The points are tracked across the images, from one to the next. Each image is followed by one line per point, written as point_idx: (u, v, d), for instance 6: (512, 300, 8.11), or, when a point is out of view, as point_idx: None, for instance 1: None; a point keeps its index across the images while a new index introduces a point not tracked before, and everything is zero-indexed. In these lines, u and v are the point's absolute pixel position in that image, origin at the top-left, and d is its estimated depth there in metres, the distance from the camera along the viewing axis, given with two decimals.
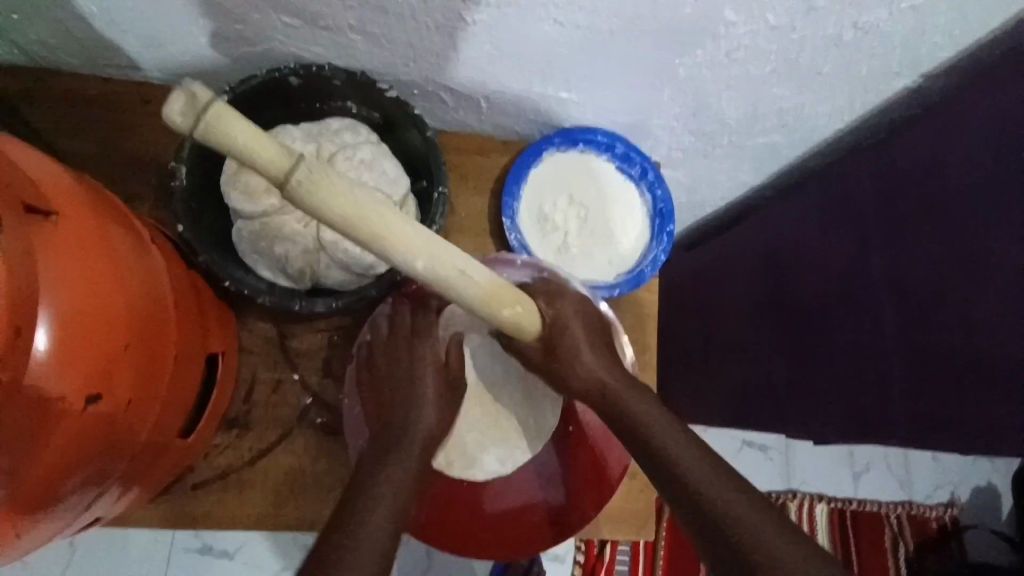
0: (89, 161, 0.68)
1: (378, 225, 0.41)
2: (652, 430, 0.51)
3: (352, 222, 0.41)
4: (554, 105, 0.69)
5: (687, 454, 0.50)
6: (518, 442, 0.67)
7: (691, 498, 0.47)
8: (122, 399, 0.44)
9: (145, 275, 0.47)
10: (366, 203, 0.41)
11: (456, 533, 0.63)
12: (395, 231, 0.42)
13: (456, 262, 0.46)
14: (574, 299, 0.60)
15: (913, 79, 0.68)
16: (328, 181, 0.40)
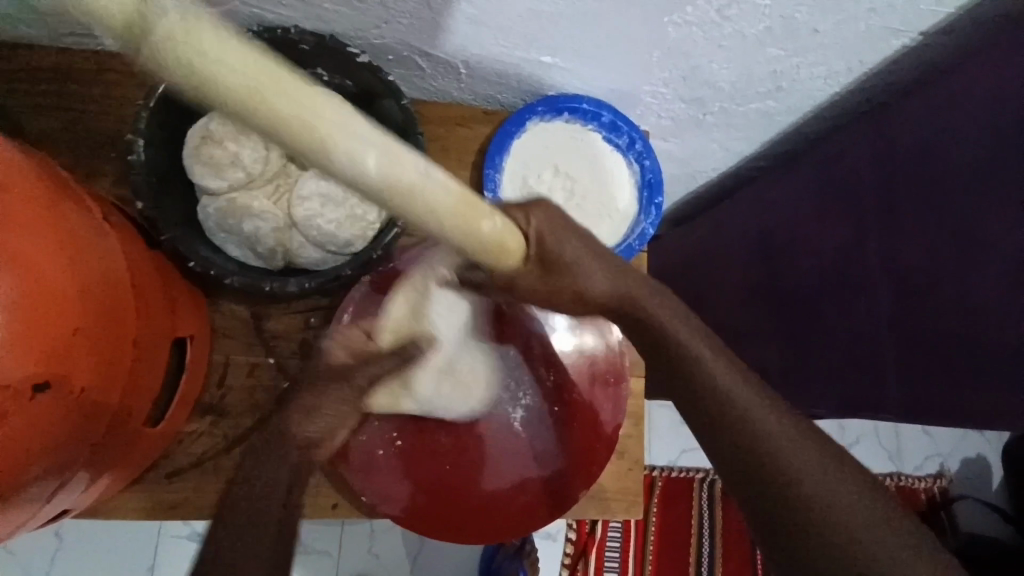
0: (47, 137, 0.64)
1: (285, 95, 0.29)
2: (718, 384, 0.46)
3: (245, 93, 0.29)
4: (538, 70, 0.66)
5: (759, 410, 0.45)
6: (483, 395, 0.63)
7: (751, 460, 0.44)
8: (77, 387, 0.41)
9: (100, 256, 0.44)
10: (271, 67, 0.29)
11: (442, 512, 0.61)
12: (302, 107, 0.30)
13: (416, 161, 0.33)
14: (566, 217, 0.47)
15: (912, 38, 0.64)
16: (208, 35, 0.28)
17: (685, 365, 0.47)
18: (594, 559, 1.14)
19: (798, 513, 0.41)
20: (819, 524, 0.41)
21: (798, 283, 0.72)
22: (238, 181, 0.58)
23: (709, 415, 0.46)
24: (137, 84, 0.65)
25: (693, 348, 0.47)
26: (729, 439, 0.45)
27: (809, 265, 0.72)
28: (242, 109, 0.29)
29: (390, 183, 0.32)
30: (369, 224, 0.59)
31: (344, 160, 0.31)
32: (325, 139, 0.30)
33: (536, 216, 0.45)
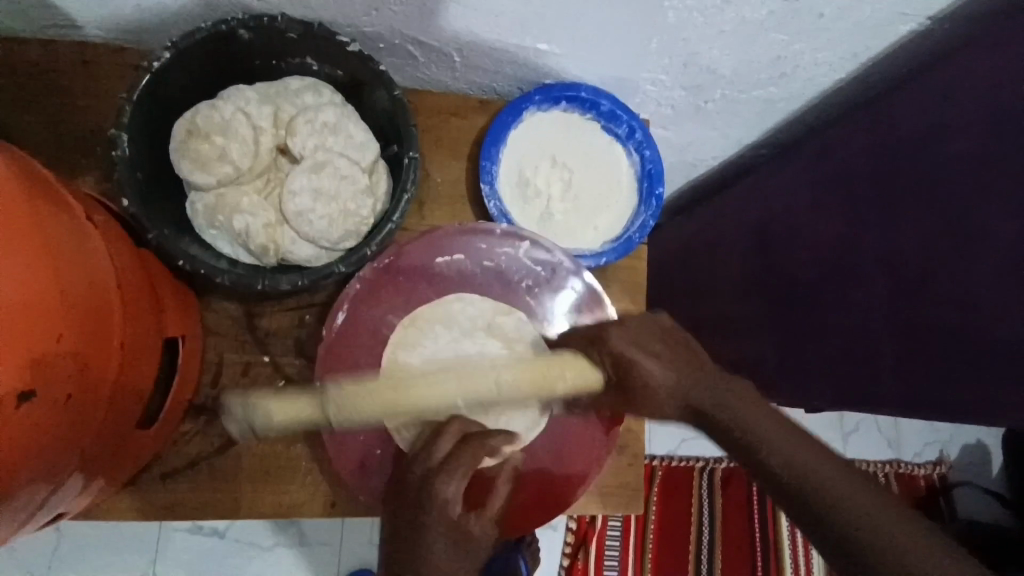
0: (29, 132, 0.62)
1: (411, 393, 0.48)
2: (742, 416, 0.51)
3: (389, 408, 0.48)
4: (534, 58, 0.64)
5: (799, 448, 0.49)
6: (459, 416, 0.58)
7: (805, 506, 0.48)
8: (62, 394, 0.40)
9: (81, 258, 0.42)
10: (382, 391, 0.48)
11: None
12: (416, 392, 0.48)
13: (487, 374, 0.50)
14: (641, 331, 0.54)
15: (920, 23, 0.62)
16: (352, 395, 0.48)
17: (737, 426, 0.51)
18: (594, 548, 1.14)
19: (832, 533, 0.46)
20: (879, 552, 0.44)
21: (800, 276, 0.71)
22: (226, 177, 0.56)
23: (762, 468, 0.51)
24: (119, 75, 0.63)
25: (715, 386, 0.53)
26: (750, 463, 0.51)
27: (811, 256, 0.70)
28: (394, 413, 0.48)
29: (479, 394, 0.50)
30: (362, 219, 0.58)
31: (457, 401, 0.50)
32: (443, 405, 0.49)
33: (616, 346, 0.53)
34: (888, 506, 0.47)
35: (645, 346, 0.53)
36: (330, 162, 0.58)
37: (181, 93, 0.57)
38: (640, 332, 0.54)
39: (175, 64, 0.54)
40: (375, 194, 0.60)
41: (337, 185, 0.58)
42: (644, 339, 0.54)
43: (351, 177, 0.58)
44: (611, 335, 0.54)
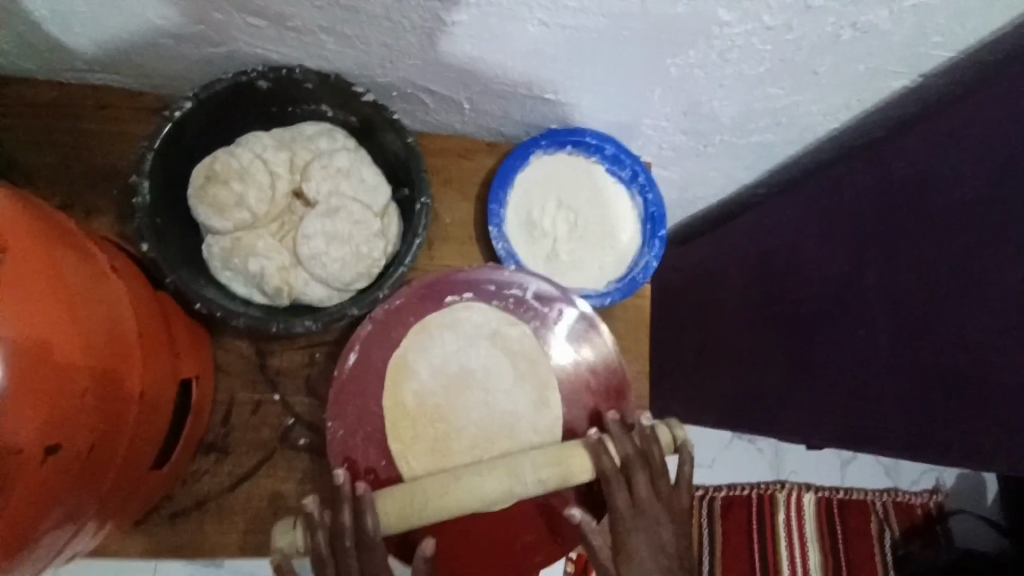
0: (49, 174, 0.64)
1: (427, 411, 0.60)
2: None
3: (396, 413, 0.60)
4: (541, 105, 0.66)
5: None
6: (462, 424, 0.59)
7: None
8: (83, 445, 0.41)
9: (108, 308, 0.44)
10: (404, 404, 0.60)
11: (445, 554, 0.60)
12: (434, 403, 0.60)
13: (487, 403, 0.60)
14: (654, 530, 0.53)
15: (912, 79, 0.66)
16: (396, 386, 0.61)
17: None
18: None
19: None
20: None
21: (799, 313, 0.73)
22: (243, 222, 0.58)
23: None
24: (140, 120, 0.65)
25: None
26: None
27: (810, 296, 0.72)
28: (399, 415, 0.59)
29: (483, 427, 0.59)
30: (374, 261, 0.60)
31: (459, 420, 0.59)
32: (447, 423, 0.59)
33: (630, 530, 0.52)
34: None
35: (653, 554, 0.52)
36: (343, 206, 0.60)
37: (199, 138, 0.58)
38: (654, 550, 0.52)
39: (196, 112, 0.56)
40: (386, 237, 0.61)
41: (349, 229, 0.59)
42: (664, 558, 0.52)
43: (364, 221, 0.60)
44: (630, 538, 0.52)
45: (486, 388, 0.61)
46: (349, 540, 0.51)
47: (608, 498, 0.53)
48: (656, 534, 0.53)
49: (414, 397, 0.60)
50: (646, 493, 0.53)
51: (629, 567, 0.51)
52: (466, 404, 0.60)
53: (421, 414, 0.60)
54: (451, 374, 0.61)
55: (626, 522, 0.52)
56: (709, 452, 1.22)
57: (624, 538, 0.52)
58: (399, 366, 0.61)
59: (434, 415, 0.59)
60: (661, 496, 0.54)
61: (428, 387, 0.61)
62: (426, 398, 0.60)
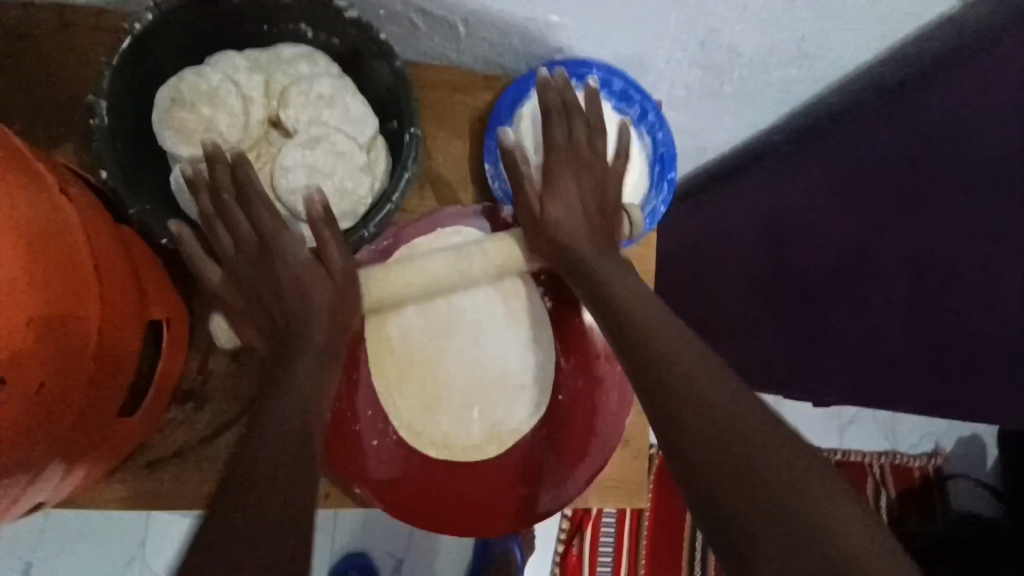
0: (1, 100, 0.58)
1: (408, 347, 0.60)
2: (634, 311, 0.47)
3: (378, 341, 0.60)
4: (543, 31, 0.60)
5: (688, 360, 0.43)
6: (443, 358, 0.61)
7: (638, 358, 0.45)
8: (34, 382, 0.37)
9: (58, 239, 0.39)
10: (378, 318, 0.59)
11: (446, 519, 0.59)
12: (412, 326, 0.60)
13: (466, 337, 0.61)
14: (585, 158, 0.55)
15: (954, 4, 0.59)
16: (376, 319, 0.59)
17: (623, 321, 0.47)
18: (589, 537, 1.12)
19: (695, 450, 0.40)
20: (721, 452, 0.39)
21: (814, 265, 0.68)
22: None
23: (592, 289, 0.51)
24: (98, 40, 0.59)
25: (620, 303, 0.48)
26: (620, 338, 0.47)
27: (825, 249, 0.68)
28: (380, 345, 0.60)
29: (469, 365, 0.61)
30: (359, 198, 0.55)
31: (443, 356, 0.61)
32: (427, 355, 0.61)
33: (553, 189, 0.54)
34: (763, 427, 0.40)
35: (579, 184, 0.55)
36: (325, 137, 0.54)
37: (164, 59, 0.53)
38: (578, 204, 0.54)
39: (158, 26, 0.50)
40: (373, 172, 0.56)
41: (332, 162, 0.54)
42: (588, 199, 0.55)
43: (347, 154, 0.55)
44: (555, 164, 0.54)
45: (472, 330, 0.61)
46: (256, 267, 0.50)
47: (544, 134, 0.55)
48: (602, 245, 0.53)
49: (394, 326, 0.60)
50: (583, 138, 0.55)
51: (553, 193, 0.54)
52: (451, 342, 0.61)
53: (405, 355, 0.60)
54: (439, 303, 0.60)
55: (559, 163, 0.55)
56: None
57: (561, 198, 0.54)
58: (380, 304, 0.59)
59: (418, 356, 0.61)
60: (583, 151, 0.55)
61: (407, 322, 0.60)
62: (411, 334, 0.60)
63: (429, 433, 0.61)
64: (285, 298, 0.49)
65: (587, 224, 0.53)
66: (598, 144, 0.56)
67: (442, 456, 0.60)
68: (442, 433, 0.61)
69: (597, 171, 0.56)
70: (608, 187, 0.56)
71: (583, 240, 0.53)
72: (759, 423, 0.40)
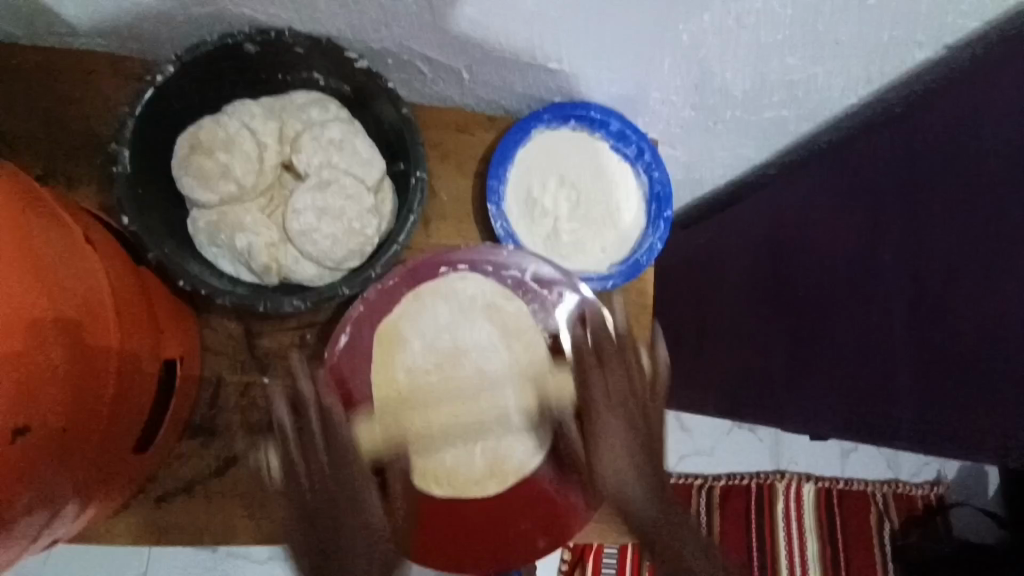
0: (26, 144, 0.61)
1: (413, 388, 0.60)
2: (682, 549, 0.53)
3: (385, 386, 0.60)
4: (544, 76, 0.63)
5: (693, 543, 0.54)
6: (448, 398, 0.60)
7: (644, 531, 0.55)
8: (56, 426, 0.38)
9: (82, 284, 0.41)
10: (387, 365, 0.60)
11: (451, 551, 0.59)
12: (419, 371, 0.60)
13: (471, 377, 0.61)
14: (620, 376, 0.60)
15: (937, 51, 0.62)
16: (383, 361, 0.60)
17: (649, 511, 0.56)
18: (592, 565, 1.12)
19: None
20: None
21: (809, 298, 0.70)
22: (230, 195, 0.55)
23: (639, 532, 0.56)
24: (120, 86, 0.61)
25: (655, 535, 0.55)
26: (659, 535, 0.54)
27: (819, 283, 0.69)
28: (385, 388, 0.60)
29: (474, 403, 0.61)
30: (367, 238, 0.57)
31: (448, 398, 0.60)
32: (433, 396, 0.60)
33: (590, 392, 0.59)
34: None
35: (622, 440, 0.57)
36: (335, 180, 0.57)
37: (183, 106, 0.55)
38: (615, 392, 0.59)
39: (179, 77, 0.53)
40: (380, 213, 0.58)
41: (342, 204, 0.56)
42: (633, 421, 0.59)
43: (356, 196, 0.57)
44: (592, 381, 0.59)
45: (476, 368, 0.61)
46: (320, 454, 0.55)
47: (585, 387, 0.59)
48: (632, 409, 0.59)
49: (402, 370, 0.60)
50: (623, 391, 0.59)
51: (602, 441, 0.57)
52: (456, 380, 0.60)
53: (411, 393, 0.60)
54: (442, 352, 0.61)
55: (602, 410, 0.58)
56: (709, 440, 1.21)
57: (593, 378, 0.59)
58: (388, 342, 0.60)
59: (422, 393, 0.60)
60: (620, 373, 0.60)
61: (415, 365, 0.60)
62: (418, 374, 0.60)
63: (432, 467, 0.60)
64: (352, 491, 0.55)
65: (638, 475, 0.57)
66: (629, 360, 0.61)
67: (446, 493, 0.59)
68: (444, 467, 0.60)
69: (634, 380, 0.60)
70: (645, 391, 0.61)
71: (636, 487, 0.57)
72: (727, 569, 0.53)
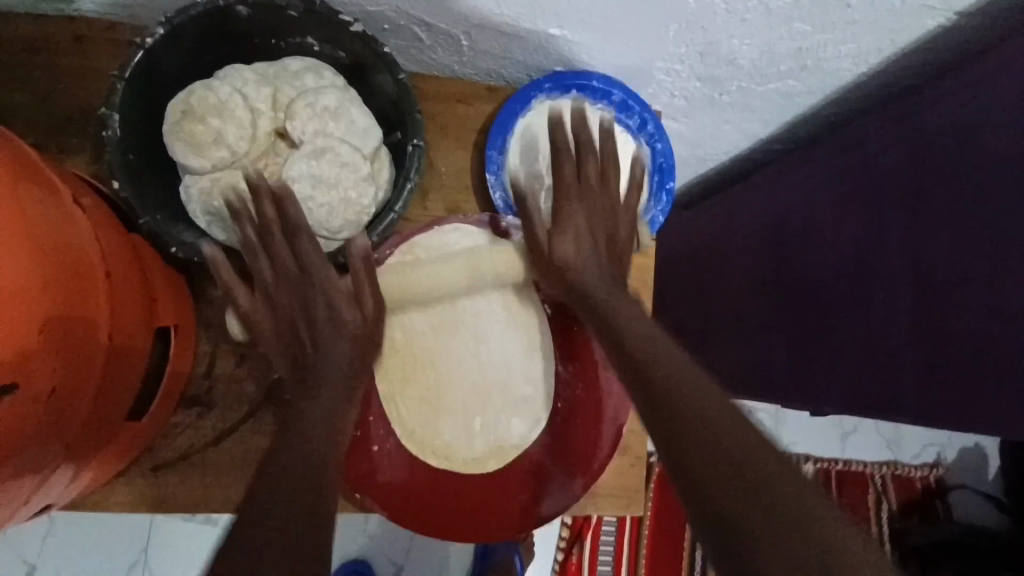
0: (15, 111, 0.60)
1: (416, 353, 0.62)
2: (655, 358, 0.48)
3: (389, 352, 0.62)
4: (545, 43, 0.61)
5: (683, 382, 0.46)
6: (449, 360, 0.63)
7: (630, 364, 0.48)
8: (43, 390, 0.38)
9: (75, 250, 0.41)
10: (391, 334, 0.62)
11: (439, 517, 0.60)
12: (422, 339, 0.62)
13: (469, 343, 0.63)
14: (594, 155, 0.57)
15: (949, 19, 0.60)
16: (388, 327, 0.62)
17: (600, 302, 0.53)
18: (590, 543, 1.12)
19: (694, 441, 0.42)
20: (709, 447, 0.41)
21: (815, 272, 0.68)
22: (222, 162, 0.54)
23: (598, 322, 0.52)
24: (111, 53, 0.60)
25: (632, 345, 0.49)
26: (613, 343, 0.51)
27: (824, 258, 0.68)
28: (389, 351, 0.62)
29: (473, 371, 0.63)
30: (364, 208, 0.56)
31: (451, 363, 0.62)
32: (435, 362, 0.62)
33: (563, 216, 0.56)
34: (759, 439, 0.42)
35: (590, 231, 0.56)
36: (330, 148, 0.55)
37: (175, 70, 0.54)
38: (592, 181, 0.57)
39: (170, 41, 0.51)
40: (377, 183, 0.57)
41: (337, 172, 0.55)
42: (597, 233, 0.56)
43: (352, 164, 0.56)
44: (565, 208, 0.56)
45: (477, 338, 0.63)
46: (293, 292, 0.53)
47: (556, 172, 0.56)
48: (598, 227, 0.56)
49: (404, 336, 0.62)
50: (593, 180, 0.56)
51: (563, 226, 0.55)
52: (454, 343, 0.63)
53: (412, 356, 0.62)
54: (439, 309, 0.62)
55: (570, 198, 0.56)
56: None
57: (566, 208, 0.55)
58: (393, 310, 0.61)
59: (423, 357, 0.62)
60: (597, 187, 0.57)
61: (416, 331, 0.62)
62: (417, 338, 0.62)
63: (432, 442, 0.62)
64: (318, 325, 0.52)
65: (594, 263, 0.55)
66: (607, 182, 0.57)
67: (443, 463, 0.61)
68: (443, 443, 0.62)
69: (608, 185, 0.57)
70: (619, 220, 0.58)
71: (592, 274, 0.54)
72: (744, 425, 0.43)
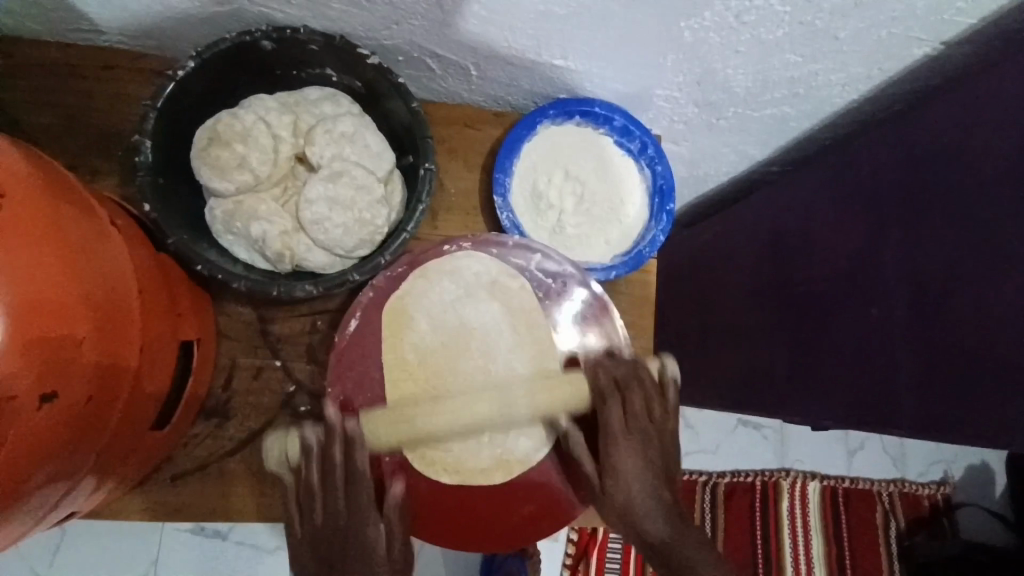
0: (52, 136, 0.64)
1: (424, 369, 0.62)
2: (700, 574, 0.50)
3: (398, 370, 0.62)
4: (550, 73, 0.65)
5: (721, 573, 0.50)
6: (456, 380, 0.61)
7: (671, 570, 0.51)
8: (79, 397, 0.40)
9: (110, 267, 0.44)
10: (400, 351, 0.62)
11: (444, 515, 0.63)
12: (431, 354, 0.62)
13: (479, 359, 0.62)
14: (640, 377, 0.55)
15: (935, 48, 0.63)
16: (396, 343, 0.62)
17: (650, 527, 0.52)
18: (595, 559, 1.12)
19: None
20: None
21: (812, 290, 0.70)
22: (245, 185, 0.58)
23: (648, 548, 0.52)
24: (142, 81, 0.64)
25: (679, 548, 0.51)
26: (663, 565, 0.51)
27: (820, 276, 0.70)
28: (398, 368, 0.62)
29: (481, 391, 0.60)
30: (377, 227, 0.59)
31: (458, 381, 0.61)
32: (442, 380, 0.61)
33: (610, 451, 0.53)
34: None
35: (640, 454, 0.53)
36: (346, 171, 0.59)
37: (202, 99, 0.57)
38: (639, 408, 0.54)
39: (198, 73, 0.55)
40: (390, 204, 0.60)
41: (353, 194, 0.58)
42: (648, 449, 0.54)
43: (367, 187, 0.59)
44: (614, 460, 0.53)
45: (486, 353, 0.62)
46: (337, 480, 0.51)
47: (599, 413, 0.53)
48: (649, 445, 0.54)
49: (412, 351, 0.62)
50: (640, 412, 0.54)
51: (615, 472, 0.53)
52: (464, 360, 0.62)
53: (420, 371, 0.61)
54: (450, 334, 0.63)
55: (619, 437, 0.53)
56: (714, 437, 1.21)
57: (613, 435, 0.53)
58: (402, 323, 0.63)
59: (432, 372, 0.61)
60: (646, 403, 0.54)
61: (425, 349, 0.62)
62: (426, 352, 0.62)
63: (439, 460, 0.62)
64: (356, 521, 0.51)
65: (647, 489, 0.53)
66: (655, 406, 0.55)
67: (454, 479, 0.63)
68: (453, 460, 0.62)
69: (655, 390, 0.55)
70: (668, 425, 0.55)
71: (643, 493, 0.52)
72: None
